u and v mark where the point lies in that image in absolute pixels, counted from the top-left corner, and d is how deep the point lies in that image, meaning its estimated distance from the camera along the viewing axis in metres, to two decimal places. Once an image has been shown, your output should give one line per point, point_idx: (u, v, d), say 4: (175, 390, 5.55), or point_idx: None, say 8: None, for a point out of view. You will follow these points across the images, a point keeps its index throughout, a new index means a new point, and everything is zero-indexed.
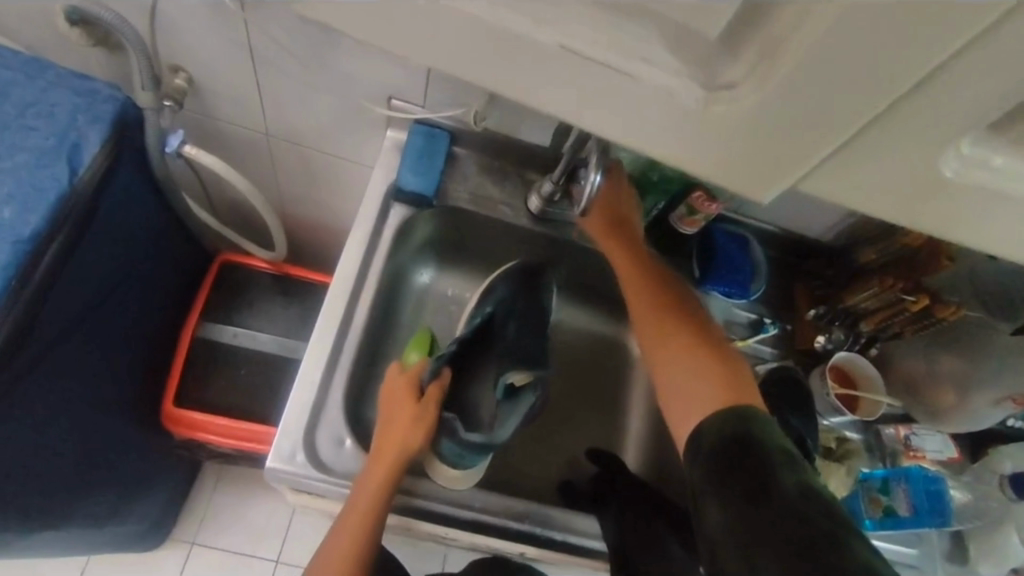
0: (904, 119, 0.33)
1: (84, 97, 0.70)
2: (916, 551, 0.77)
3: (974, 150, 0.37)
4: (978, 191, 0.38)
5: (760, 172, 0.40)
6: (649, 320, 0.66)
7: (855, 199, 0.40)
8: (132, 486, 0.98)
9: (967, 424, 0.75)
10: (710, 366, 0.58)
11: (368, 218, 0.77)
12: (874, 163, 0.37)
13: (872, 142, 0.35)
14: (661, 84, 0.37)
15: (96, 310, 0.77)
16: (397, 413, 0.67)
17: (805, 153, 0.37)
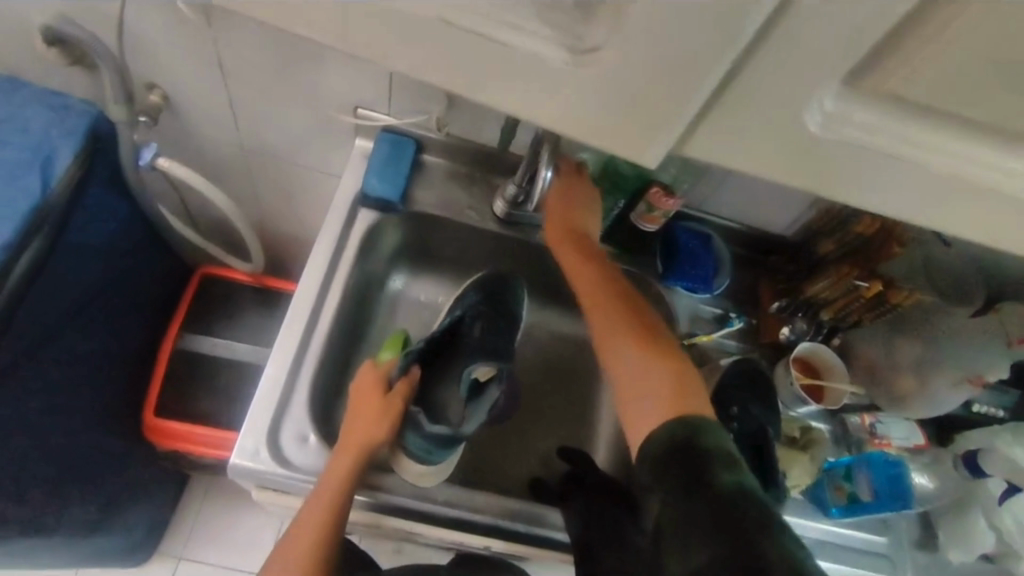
0: (759, 71, 0.34)
1: (57, 114, 0.72)
2: (884, 539, 0.78)
3: (837, 108, 0.37)
4: (849, 146, 0.38)
5: (639, 131, 0.40)
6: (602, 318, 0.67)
7: (728, 156, 0.41)
8: (114, 498, 0.98)
9: (927, 409, 0.77)
10: (656, 368, 0.60)
11: (335, 223, 0.79)
12: (747, 116, 0.38)
13: (739, 93, 0.36)
14: (532, 51, 0.37)
15: (69, 321, 0.78)
16: (366, 403, 0.68)
17: (676, 103, 0.37)
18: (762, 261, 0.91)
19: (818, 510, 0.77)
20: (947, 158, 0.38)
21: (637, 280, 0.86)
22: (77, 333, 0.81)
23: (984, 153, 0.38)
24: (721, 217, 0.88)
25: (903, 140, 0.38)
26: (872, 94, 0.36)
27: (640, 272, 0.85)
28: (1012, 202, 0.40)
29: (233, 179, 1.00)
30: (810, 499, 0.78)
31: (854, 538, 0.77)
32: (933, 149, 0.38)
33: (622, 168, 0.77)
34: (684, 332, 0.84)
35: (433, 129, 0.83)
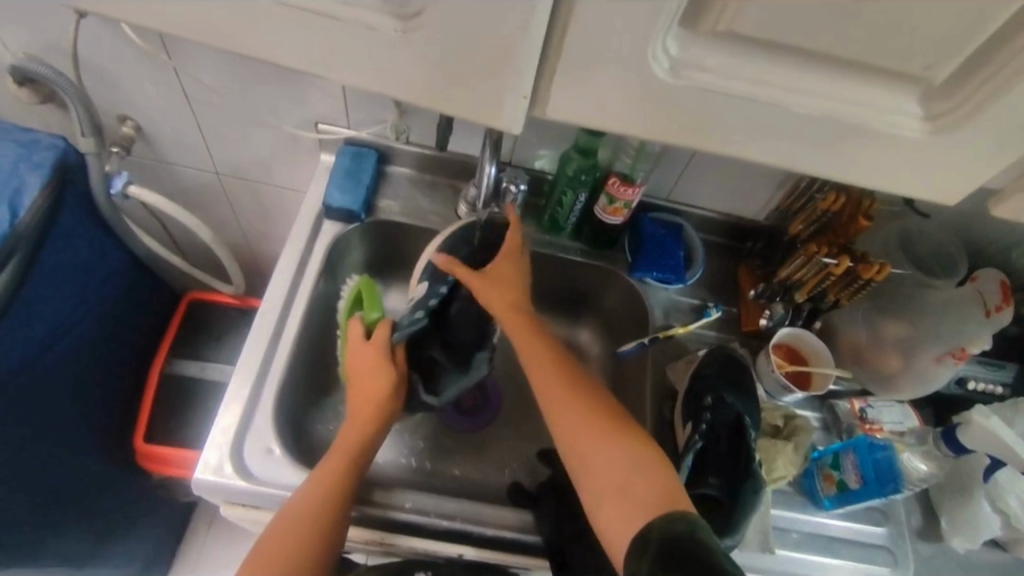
0: (591, 20, 0.32)
1: (26, 147, 0.75)
2: (884, 530, 0.73)
3: (684, 53, 0.35)
4: (706, 94, 0.36)
5: (491, 93, 0.37)
6: (554, 397, 0.63)
7: (590, 116, 0.38)
8: (111, 526, 1.00)
9: (916, 388, 0.73)
10: (630, 458, 0.58)
11: (299, 237, 0.79)
12: (597, 73, 0.35)
13: (576, 47, 0.34)
14: (359, 20, 0.35)
15: (47, 350, 0.80)
16: (366, 385, 0.69)
17: (517, 59, 0.35)
18: (740, 248, 0.89)
19: (810, 503, 0.74)
20: (815, 98, 0.36)
21: (609, 275, 0.85)
22: (57, 361, 0.83)
23: (854, 91, 0.36)
24: (691, 206, 0.86)
25: (762, 82, 0.35)
26: (713, 36, 0.34)
27: (610, 267, 0.85)
28: (896, 142, 0.37)
29: (210, 204, 1.02)
30: (803, 492, 0.75)
31: (851, 530, 0.73)
32: (797, 90, 0.36)
33: (577, 159, 0.75)
34: (659, 324, 0.82)
35: (392, 138, 0.83)
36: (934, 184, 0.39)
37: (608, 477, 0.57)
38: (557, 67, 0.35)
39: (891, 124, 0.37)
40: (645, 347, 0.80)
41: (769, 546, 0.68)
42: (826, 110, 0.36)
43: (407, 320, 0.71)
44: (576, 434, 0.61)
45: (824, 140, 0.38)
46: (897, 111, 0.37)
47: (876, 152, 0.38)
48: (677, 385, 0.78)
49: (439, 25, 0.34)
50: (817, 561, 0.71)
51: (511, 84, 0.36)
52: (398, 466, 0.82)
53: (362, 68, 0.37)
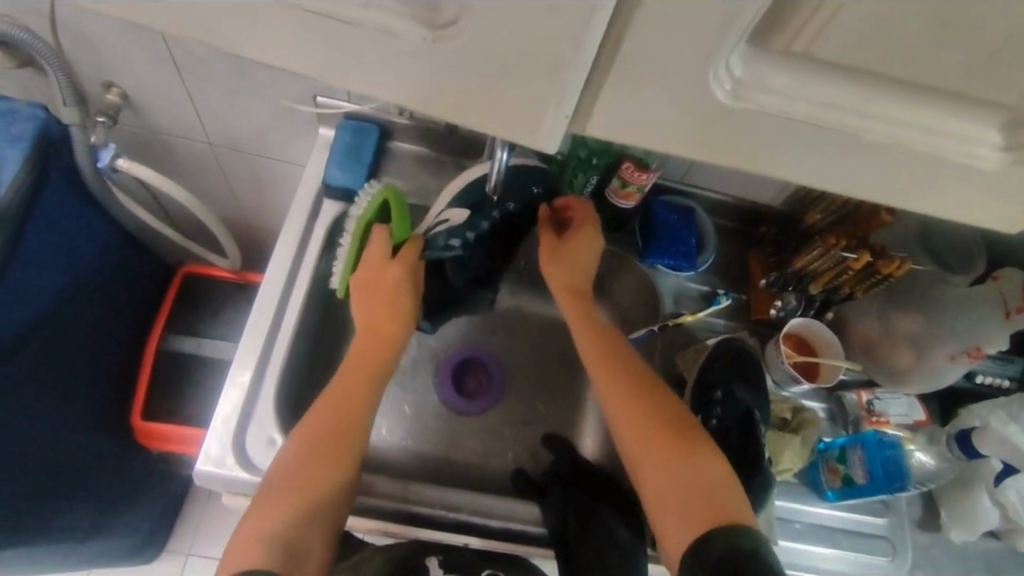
0: (649, 37, 0.29)
1: (4, 118, 0.71)
2: (885, 521, 0.74)
3: (747, 73, 0.32)
4: (764, 117, 0.33)
5: (526, 107, 0.34)
6: (615, 389, 0.63)
7: (633, 134, 0.35)
8: (111, 502, 0.99)
9: (926, 383, 0.72)
10: (687, 463, 0.57)
11: (299, 217, 0.76)
12: (647, 93, 0.32)
13: (628, 64, 0.31)
14: (382, 28, 0.31)
15: (37, 330, 0.78)
16: (395, 305, 0.67)
17: (559, 76, 0.32)
18: (751, 233, 0.86)
19: (813, 494, 0.74)
20: (884, 121, 0.33)
21: (619, 259, 0.82)
22: (47, 343, 0.80)
23: (927, 117, 0.33)
24: (705, 190, 0.84)
25: (824, 104, 0.33)
26: (786, 55, 0.32)
27: (620, 251, 0.82)
28: (964, 171, 0.35)
29: (203, 175, 0.97)
30: (806, 483, 0.75)
31: (852, 522, 0.74)
32: (863, 113, 0.33)
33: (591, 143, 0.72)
34: (670, 311, 0.80)
35: (394, 114, 0.79)
36: (997, 212, 0.37)
37: (663, 480, 0.57)
38: (605, 83, 0.32)
39: (964, 152, 0.34)
40: (654, 335, 0.79)
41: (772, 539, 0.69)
42: (898, 136, 0.33)
43: (441, 244, 0.69)
44: (631, 433, 0.60)
45: (889, 167, 0.35)
46: (972, 139, 0.34)
47: (944, 180, 0.35)
48: (685, 375, 0.77)
49: (474, 37, 0.30)
50: (817, 552, 0.71)
51: (553, 103, 0.33)
52: (399, 449, 0.81)
53: (379, 73, 0.34)
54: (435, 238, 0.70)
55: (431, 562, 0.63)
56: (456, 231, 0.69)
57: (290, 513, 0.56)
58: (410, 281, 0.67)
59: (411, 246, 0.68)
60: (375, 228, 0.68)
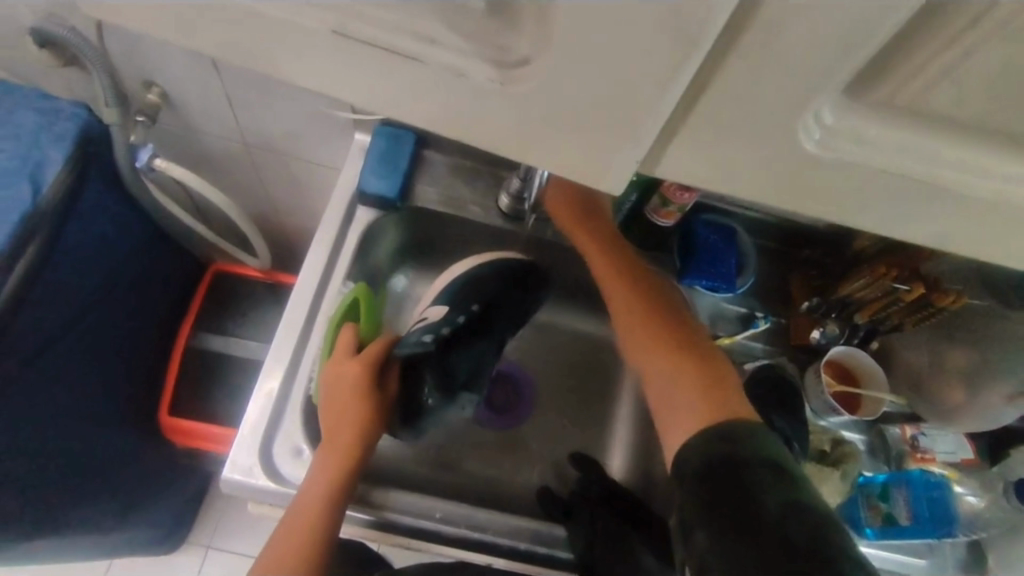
0: (732, 86, 0.28)
1: (47, 116, 0.72)
2: (926, 564, 0.70)
3: (840, 122, 0.31)
4: (839, 163, 0.32)
5: (594, 148, 0.33)
6: (631, 307, 0.65)
7: (712, 181, 0.35)
8: (138, 496, 1.00)
9: (981, 424, 0.68)
10: (687, 368, 0.58)
11: (332, 224, 0.75)
12: (723, 138, 0.31)
13: (713, 114, 0.30)
14: (442, 62, 0.30)
15: (74, 326, 0.79)
16: (350, 412, 0.64)
17: (632, 120, 0.31)
18: (795, 254, 0.84)
19: (853, 532, 0.69)
20: (965, 171, 0.33)
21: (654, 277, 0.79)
22: (81, 339, 0.81)
23: (1004, 164, 0.32)
24: (746, 208, 0.81)
25: (915, 157, 0.32)
26: (879, 107, 0.31)
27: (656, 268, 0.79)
28: None
29: (238, 176, 0.98)
30: (845, 520, 0.70)
31: (891, 562, 0.70)
32: (951, 166, 0.33)
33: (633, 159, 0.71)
34: None
35: None
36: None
37: (662, 385, 0.58)
38: (682, 130, 0.31)
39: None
40: None
41: None
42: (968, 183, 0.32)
43: (412, 340, 0.68)
44: (642, 345, 0.63)
45: (961, 213, 0.34)
46: None
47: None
48: None
49: (541, 76, 0.29)
50: None
51: (627, 149, 0.32)
52: (423, 460, 0.79)
53: (434, 104, 0.32)
54: (409, 336, 0.70)
55: None
56: (430, 327, 0.69)
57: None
58: (362, 386, 0.65)
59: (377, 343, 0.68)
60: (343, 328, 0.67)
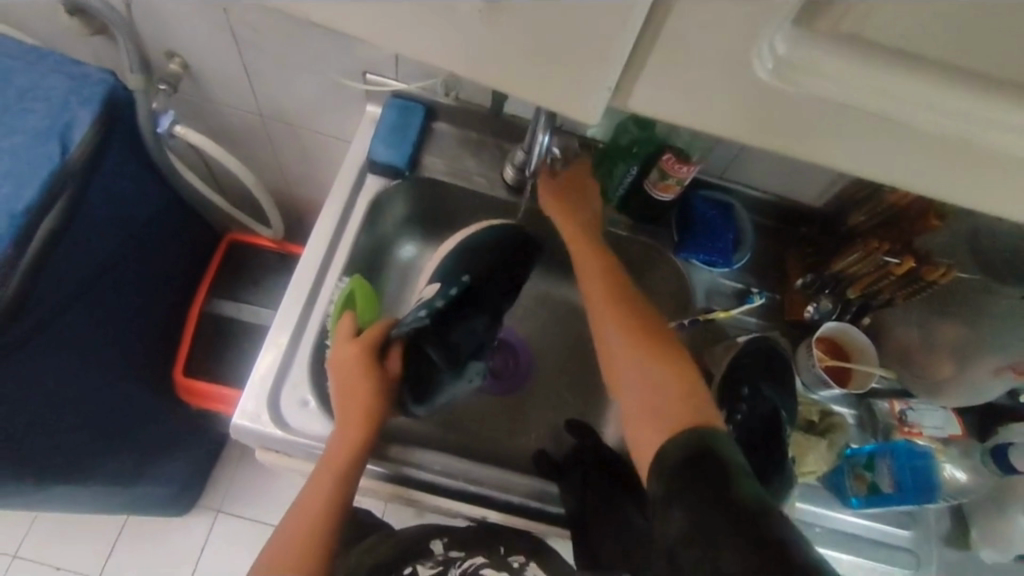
0: (695, 13, 0.30)
1: (77, 81, 0.75)
2: (909, 533, 0.73)
3: (792, 52, 0.33)
4: (804, 97, 0.34)
5: (569, 78, 0.35)
6: (604, 307, 0.65)
7: (679, 115, 0.36)
8: (152, 453, 1.04)
9: (967, 397, 0.70)
10: (665, 374, 0.57)
11: (343, 190, 0.78)
12: (689, 68, 0.33)
13: (676, 42, 0.32)
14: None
15: (97, 282, 0.82)
16: (359, 394, 0.65)
17: (605, 47, 0.33)
18: (791, 233, 0.85)
19: (836, 500, 0.73)
20: (930, 112, 0.34)
21: (651, 251, 0.81)
22: (104, 295, 0.85)
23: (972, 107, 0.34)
24: (745, 186, 0.83)
25: (872, 91, 0.34)
26: (832, 35, 0.32)
27: (654, 243, 0.81)
28: (1007, 162, 0.35)
29: (255, 147, 1.01)
30: (829, 488, 0.74)
31: (875, 532, 0.73)
32: (912, 103, 0.34)
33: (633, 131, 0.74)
34: (700, 307, 0.80)
35: (440, 94, 0.81)
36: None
37: (631, 393, 0.58)
38: (649, 59, 0.33)
39: (1009, 143, 0.34)
40: (683, 328, 0.79)
41: None
42: (936, 123, 0.34)
43: (410, 318, 0.70)
44: (616, 350, 0.62)
45: (929, 157, 0.35)
46: (1014, 129, 0.34)
47: (984, 168, 0.35)
48: (712, 370, 0.76)
49: (526, 8, 0.31)
50: (835, 556, 0.71)
51: (598, 77, 0.34)
52: (424, 420, 0.82)
53: (430, 38, 0.35)
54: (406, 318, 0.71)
55: (434, 544, 0.68)
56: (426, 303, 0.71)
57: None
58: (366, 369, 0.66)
59: (375, 327, 0.70)
60: (343, 316, 0.69)
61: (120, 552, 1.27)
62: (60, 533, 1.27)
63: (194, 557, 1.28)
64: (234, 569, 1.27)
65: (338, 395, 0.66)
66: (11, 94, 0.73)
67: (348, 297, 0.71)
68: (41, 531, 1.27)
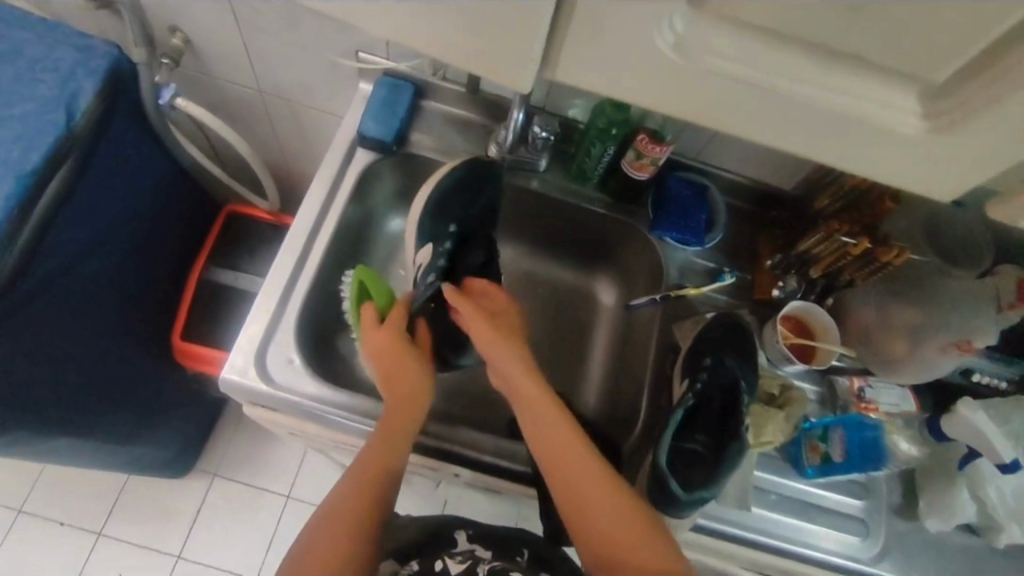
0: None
1: (83, 52, 0.79)
2: (861, 503, 0.77)
3: (690, 31, 0.37)
4: (707, 71, 0.38)
5: (503, 50, 0.41)
6: (553, 431, 0.65)
7: (599, 83, 0.42)
8: (152, 414, 1.09)
9: (919, 373, 0.73)
10: (623, 506, 0.62)
11: (333, 162, 0.82)
12: (603, 45, 0.39)
13: (585, 22, 0.37)
14: None
15: (100, 246, 0.87)
16: (407, 370, 0.69)
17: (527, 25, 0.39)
18: (764, 217, 0.88)
19: (794, 470, 0.77)
20: (822, 87, 0.38)
21: (628, 229, 0.86)
22: (107, 259, 0.89)
23: (866, 87, 0.38)
24: (721, 169, 0.86)
25: (764, 70, 0.38)
26: (724, 19, 0.36)
27: (630, 221, 0.85)
28: (894, 135, 0.39)
29: (253, 121, 1.05)
30: (788, 459, 0.78)
31: (829, 500, 0.76)
32: (803, 81, 0.38)
33: (609, 112, 0.76)
34: (673, 283, 0.83)
35: (429, 73, 0.85)
36: (933, 178, 0.41)
37: (581, 489, 0.62)
38: (567, 36, 0.39)
39: (892, 119, 0.39)
40: (656, 303, 0.83)
41: (746, 503, 0.73)
42: (825, 99, 0.39)
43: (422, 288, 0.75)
44: (561, 463, 0.64)
45: (825, 128, 0.40)
46: (896, 107, 0.39)
47: (876, 139, 0.40)
48: (680, 343, 0.80)
49: None
50: (790, 522, 0.75)
51: (527, 50, 0.40)
52: None
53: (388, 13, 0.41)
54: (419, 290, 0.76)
55: (459, 534, 0.70)
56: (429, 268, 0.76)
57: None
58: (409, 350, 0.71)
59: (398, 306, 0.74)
60: (364, 309, 0.73)
61: (120, 510, 1.33)
62: (63, 490, 1.33)
63: (191, 517, 1.33)
64: (229, 530, 1.33)
65: (382, 376, 0.70)
66: (21, 63, 0.77)
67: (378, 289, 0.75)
68: (45, 487, 1.33)
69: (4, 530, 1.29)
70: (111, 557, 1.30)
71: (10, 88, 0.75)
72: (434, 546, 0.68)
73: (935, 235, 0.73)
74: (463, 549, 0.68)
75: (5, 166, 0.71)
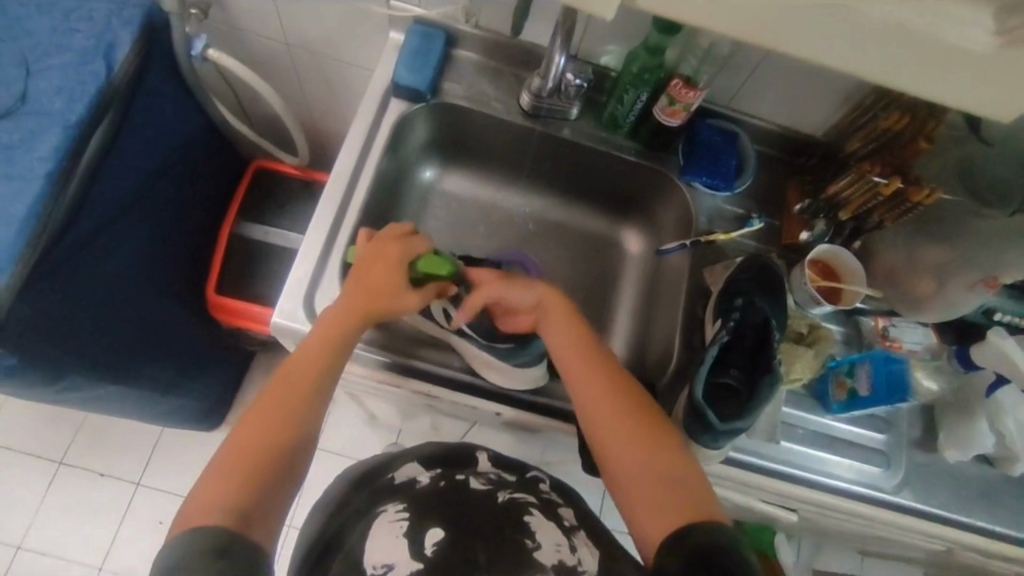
0: None
1: (116, 3, 0.79)
2: (885, 437, 0.80)
3: None
4: None
5: None
6: (591, 370, 0.68)
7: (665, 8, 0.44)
8: (191, 366, 1.12)
9: (942, 313, 0.76)
10: (653, 451, 0.62)
11: (368, 110, 0.83)
12: None
13: None
14: None
15: (139, 200, 0.88)
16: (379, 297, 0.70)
17: None
18: (792, 164, 0.90)
19: (821, 406, 0.80)
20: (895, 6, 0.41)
21: (658, 176, 0.88)
22: (146, 211, 0.91)
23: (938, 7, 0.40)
24: (750, 115, 0.87)
25: None
26: None
27: (661, 168, 0.87)
28: (961, 53, 0.41)
29: (281, 76, 1.05)
30: (815, 396, 0.81)
31: (853, 434, 0.80)
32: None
33: (642, 56, 0.76)
34: (703, 228, 0.85)
35: (461, 20, 0.85)
36: (992, 94, 0.43)
37: (612, 430, 0.64)
38: None
39: (961, 36, 0.41)
40: (686, 249, 0.85)
41: (774, 437, 0.76)
42: (900, 16, 0.41)
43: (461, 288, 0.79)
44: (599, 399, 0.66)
45: (889, 44, 0.42)
46: (969, 24, 0.41)
47: (938, 56, 0.42)
48: (710, 287, 0.82)
49: None
50: (817, 455, 0.78)
51: None
52: None
53: None
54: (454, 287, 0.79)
55: (481, 455, 0.68)
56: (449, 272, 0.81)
57: (225, 494, 0.53)
58: (395, 279, 0.71)
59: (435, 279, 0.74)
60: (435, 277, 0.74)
61: (157, 460, 1.38)
62: (101, 442, 1.38)
63: None
64: None
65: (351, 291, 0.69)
66: (58, 13, 0.77)
67: (431, 255, 0.75)
68: (84, 439, 1.38)
69: (47, 481, 1.34)
70: (151, 505, 1.35)
71: (48, 38, 0.76)
72: (456, 461, 0.66)
73: (964, 174, 0.75)
74: (485, 470, 0.66)
75: (51, 118, 0.72)
